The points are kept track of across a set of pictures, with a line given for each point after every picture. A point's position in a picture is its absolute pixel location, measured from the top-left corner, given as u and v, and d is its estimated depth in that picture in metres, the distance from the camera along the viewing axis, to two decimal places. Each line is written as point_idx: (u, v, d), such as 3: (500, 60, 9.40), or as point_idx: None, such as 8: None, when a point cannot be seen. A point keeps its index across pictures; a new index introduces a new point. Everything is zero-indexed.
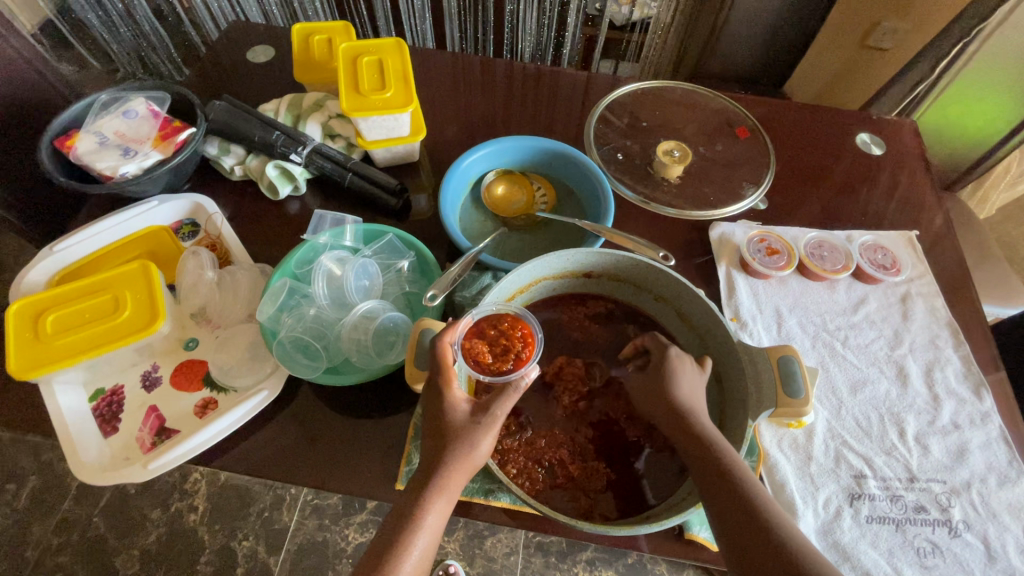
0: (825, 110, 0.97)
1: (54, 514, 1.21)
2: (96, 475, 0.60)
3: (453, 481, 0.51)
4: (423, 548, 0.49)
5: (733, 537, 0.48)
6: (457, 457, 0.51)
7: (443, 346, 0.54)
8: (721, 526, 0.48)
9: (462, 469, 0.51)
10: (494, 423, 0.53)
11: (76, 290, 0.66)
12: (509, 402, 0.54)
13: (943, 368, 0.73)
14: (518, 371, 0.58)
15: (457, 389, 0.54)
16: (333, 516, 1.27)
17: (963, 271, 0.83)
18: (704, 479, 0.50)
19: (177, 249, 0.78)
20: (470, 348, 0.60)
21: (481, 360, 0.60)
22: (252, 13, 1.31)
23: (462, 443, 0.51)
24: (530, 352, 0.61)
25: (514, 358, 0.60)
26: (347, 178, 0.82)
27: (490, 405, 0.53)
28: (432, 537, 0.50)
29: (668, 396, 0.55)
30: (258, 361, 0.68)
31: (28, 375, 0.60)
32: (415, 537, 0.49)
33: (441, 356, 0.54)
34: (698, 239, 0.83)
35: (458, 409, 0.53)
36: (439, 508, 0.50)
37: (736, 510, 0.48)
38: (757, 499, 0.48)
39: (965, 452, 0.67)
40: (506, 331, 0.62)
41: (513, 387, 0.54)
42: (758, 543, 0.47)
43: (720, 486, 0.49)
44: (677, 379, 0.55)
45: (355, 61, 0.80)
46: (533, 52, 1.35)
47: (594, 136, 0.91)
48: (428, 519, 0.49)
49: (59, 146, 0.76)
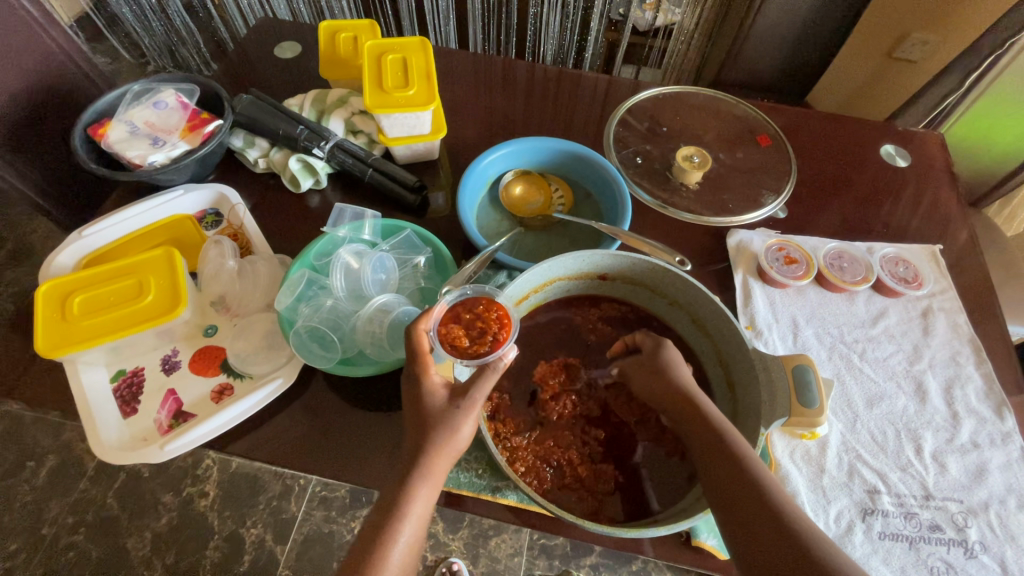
0: (849, 121, 0.96)
1: (70, 493, 1.24)
2: (115, 454, 0.62)
3: (437, 467, 0.52)
4: (410, 537, 0.49)
5: (736, 514, 0.48)
6: (438, 443, 0.52)
7: (416, 333, 0.56)
8: (721, 508, 0.49)
9: (444, 454, 0.52)
10: (473, 406, 0.54)
11: (102, 273, 0.68)
12: (487, 383, 0.54)
13: (964, 386, 0.71)
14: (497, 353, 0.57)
15: (434, 375, 0.55)
16: (340, 508, 1.28)
17: (987, 288, 0.82)
18: (708, 459, 0.51)
19: (200, 237, 0.79)
20: (447, 334, 0.59)
21: (457, 344, 0.59)
22: (280, 11, 1.34)
23: (443, 428, 0.52)
24: (509, 332, 0.60)
25: (491, 340, 0.59)
26: (367, 173, 0.83)
27: (469, 388, 0.54)
28: (419, 525, 0.51)
29: (670, 379, 0.57)
30: (274, 349, 0.69)
31: (55, 354, 0.62)
32: (401, 526, 0.49)
33: (417, 343, 0.56)
34: (715, 246, 0.82)
35: (435, 395, 0.54)
36: (423, 495, 0.51)
37: (734, 494, 0.48)
38: (759, 478, 0.48)
39: (984, 472, 0.65)
40: (484, 315, 0.60)
41: (489, 369, 0.54)
42: (759, 520, 0.47)
43: (729, 472, 0.49)
44: (675, 364, 0.58)
45: (380, 59, 0.81)
46: (555, 55, 1.36)
47: (613, 140, 0.91)
48: (412, 506, 0.50)
49: (92, 134, 0.78)
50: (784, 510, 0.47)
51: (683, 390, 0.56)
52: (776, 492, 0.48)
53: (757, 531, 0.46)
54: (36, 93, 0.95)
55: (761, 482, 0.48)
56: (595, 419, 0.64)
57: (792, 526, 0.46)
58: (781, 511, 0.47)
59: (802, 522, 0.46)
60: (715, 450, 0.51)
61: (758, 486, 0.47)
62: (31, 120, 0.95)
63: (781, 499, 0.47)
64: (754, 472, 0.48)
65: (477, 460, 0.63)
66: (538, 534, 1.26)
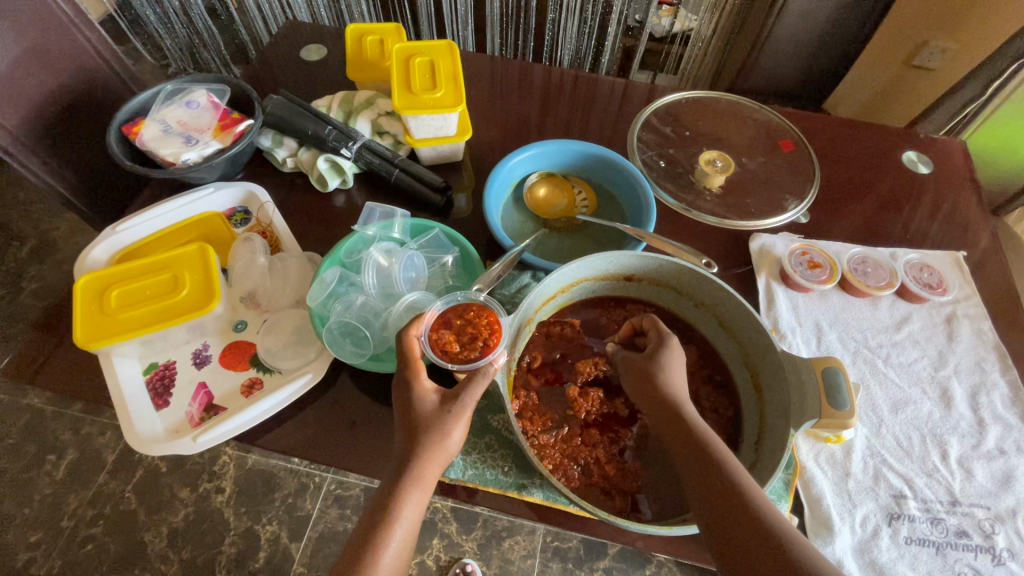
0: (869, 127, 0.97)
1: (89, 487, 1.26)
2: (149, 445, 0.63)
3: (429, 471, 0.52)
4: (400, 540, 0.50)
5: (717, 518, 0.47)
6: (429, 447, 0.52)
7: (407, 339, 0.58)
8: (704, 511, 0.49)
9: (435, 458, 0.53)
10: (463, 411, 0.55)
11: (136, 268, 0.69)
12: (478, 388, 0.55)
13: (990, 393, 0.71)
14: (486, 357, 0.58)
15: (425, 381, 0.56)
16: (354, 506, 1.29)
17: (1011, 294, 0.82)
18: (692, 461, 0.51)
19: (229, 234, 0.81)
20: (440, 339, 0.61)
21: (448, 349, 0.60)
22: (301, 14, 1.36)
23: (434, 432, 0.53)
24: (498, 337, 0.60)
25: (481, 346, 0.60)
26: (394, 173, 0.84)
27: (459, 392, 0.55)
28: (409, 528, 0.51)
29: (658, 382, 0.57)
30: (304, 345, 0.70)
31: (92, 345, 0.64)
32: (391, 530, 0.49)
33: (406, 348, 0.58)
34: (738, 249, 0.83)
35: (427, 399, 0.55)
36: (414, 498, 0.51)
37: (715, 499, 0.48)
38: (742, 482, 0.48)
39: (1011, 478, 0.65)
40: (474, 321, 0.62)
41: (481, 373, 0.54)
42: (743, 527, 0.46)
43: (709, 481, 0.49)
44: (667, 365, 0.58)
45: (408, 62, 0.83)
46: (572, 60, 1.37)
47: (636, 143, 0.92)
48: (404, 510, 0.50)
49: (126, 132, 0.80)
50: (760, 506, 0.47)
51: (668, 394, 0.56)
52: (757, 495, 0.48)
53: (738, 537, 0.46)
54: (70, 93, 0.98)
55: (745, 489, 0.48)
56: (621, 419, 0.64)
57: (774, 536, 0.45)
58: (763, 519, 0.46)
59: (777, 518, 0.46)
60: (697, 454, 0.51)
61: (739, 488, 0.48)
62: (64, 118, 0.97)
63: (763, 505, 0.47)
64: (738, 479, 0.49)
65: (503, 458, 0.64)
66: (551, 536, 1.25)
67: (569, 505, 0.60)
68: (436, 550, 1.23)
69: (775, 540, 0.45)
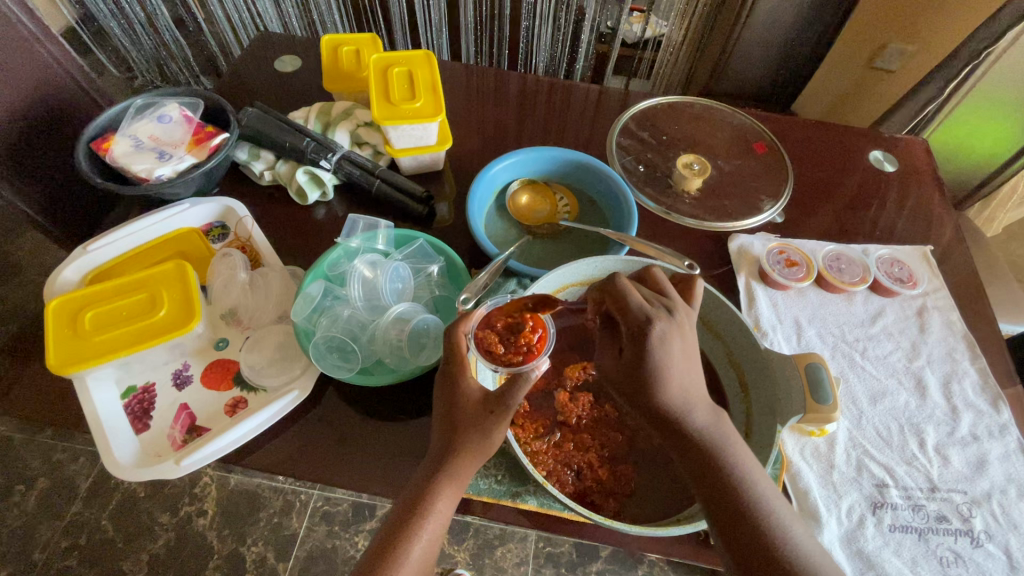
0: (837, 128, 1.00)
1: (62, 516, 1.21)
2: (129, 472, 0.61)
3: (464, 468, 0.52)
4: (431, 534, 0.50)
5: (722, 523, 0.48)
6: (468, 444, 0.52)
7: (457, 335, 0.56)
8: (710, 515, 0.49)
9: (473, 456, 0.52)
10: (507, 414, 0.52)
11: (113, 288, 0.67)
12: (520, 392, 0.52)
13: (961, 380, 0.74)
14: (529, 364, 0.58)
15: (470, 378, 0.55)
16: (343, 522, 1.26)
17: (976, 285, 0.85)
18: (695, 465, 0.50)
19: (208, 250, 0.79)
20: (484, 337, 0.60)
21: (493, 350, 0.60)
22: (272, 25, 1.34)
23: (475, 431, 0.52)
24: (543, 344, 0.61)
25: (525, 350, 0.60)
26: (374, 184, 0.83)
27: (503, 395, 0.53)
28: (442, 523, 0.51)
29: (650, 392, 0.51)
30: (288, 361, 0.69)
31: (66, 370, 0.61)
32: (424, 523, 0.50)
33: (456, 343, 0.56)
34: (717, 250, 0.84)
35: (471, 396, 0.54)
36: (447, 495, 0.51)
37: (718, 505, 0.49)
38: (743, 488, 0.49)
39: (984, 463, 0.68)
40: (525, 322, 0.62)
41: (524, 377, 0.52)
42: (745, 535, 0.47)
43: (710, 489, 0.49)
44: (659, 353, 0.52)
45: (386, 72, 0.82)
46: (546, 67, 1.38)
47: (615, 148, 0.93)
48: (438, 504, 0.51)
49: (95, 149, 0.77)
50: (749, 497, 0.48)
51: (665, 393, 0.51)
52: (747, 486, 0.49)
53: (742, 544, 0.47)
54: (32, 110, 0.94)
55: (747, 494, 0.48)
56: (612, 422, 0.64)
57: (774, 541, 0.47)
58: (763, 524, 0.47)
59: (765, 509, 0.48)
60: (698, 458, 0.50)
61: (740, 494, 0.48)
62: (26, 137, 0.94)
63: (765, 509, 0.48)
64: (740, 487, 0.49)
65: (496, 466, 0.63)
66: (544, 542, 1.25)
67: (564, 511, 0.61)
68: None
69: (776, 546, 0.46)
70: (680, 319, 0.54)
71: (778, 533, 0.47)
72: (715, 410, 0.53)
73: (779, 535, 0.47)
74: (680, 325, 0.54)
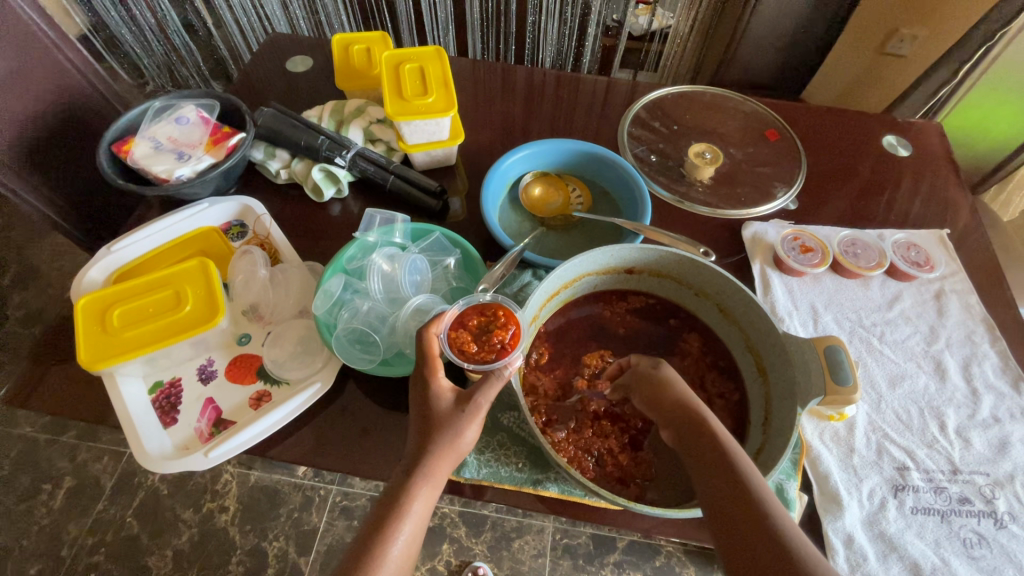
0: (849, 114, 0.99)
1: (88, 514, 1.23)
2: (160, 463, 0.63)
3: (440, 468, 0.53)
4: (409, 535, 0.50)
5: (725, 522, 0.48)
6: (442, 444, 0.53)
7: (428, 337, 0.59)
8: (715, 526, 0.48)
9: (447, 456, 0.53)
10: (478, 411, 0.55)
11: (139, 286, 0.69)
12: (492, 389, 0.56)
13: (981, 363, 0.74)
14: (502, 360, 0.59)
15: (442, 379, 0.57)
16: (362, 517, 1.28)
17: (994, 268, 0.85)
18: (705, 465, 0.51)
19: (227, 248, 0.80)
20: (456, 338, 0.61)
21: (465, 349, 0.61)
22: (280, 27, 1.35)
23: (448, 430, 0.54)
24: (516, 340, 0.61)
25: (497, 348, 0.60)
26: (389, 180, 0.84)
27: (473, 393, 0.56)
28: (420, 523, 0.51)
29: (671, 397, 0.57)
30: (310, 354, 0.70)
31: (97, 366, 0.63)
32: (402, 524, 0.50)
33: (426, 346, 0.58)
34: (731, 238, 0.84)
35: (443, 398, 0.56)
36: (424, 494, 0.52)
37: (722, 509, 0.48)
38: (751, 484, 0.49)
39: (1006, 445, 0.67)
40: (496, 321, 0.62)
41: (496, 374, 0.56)
42: (750, 533, 0.46)
43: (718, 489, 0.50)
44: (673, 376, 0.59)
45: (398, 68, 0.83)
46: (553, 61, 1.38)
47: (627, 139, 0.93)
48: (413, 505, 0.51)
49: (117, 151, 0.79)
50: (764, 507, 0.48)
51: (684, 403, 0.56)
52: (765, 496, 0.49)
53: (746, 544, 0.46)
54: (54, 115, 0.97)
55: (757, 492, 0.48)
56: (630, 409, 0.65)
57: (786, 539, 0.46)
58: (775, 519, 0.47)
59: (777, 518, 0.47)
60: (710, 457, 0.51)
61: (752, 490, 0.48)
62: (48, 141, 0.96)
63: (773, 505, 0.48)
64: (750, 484, 0.49)
65: (517, 455, 0.64)
66: (561, 534, 1.26)
67: (585, 497, 0.61)
68: (446, 555, 1.23)
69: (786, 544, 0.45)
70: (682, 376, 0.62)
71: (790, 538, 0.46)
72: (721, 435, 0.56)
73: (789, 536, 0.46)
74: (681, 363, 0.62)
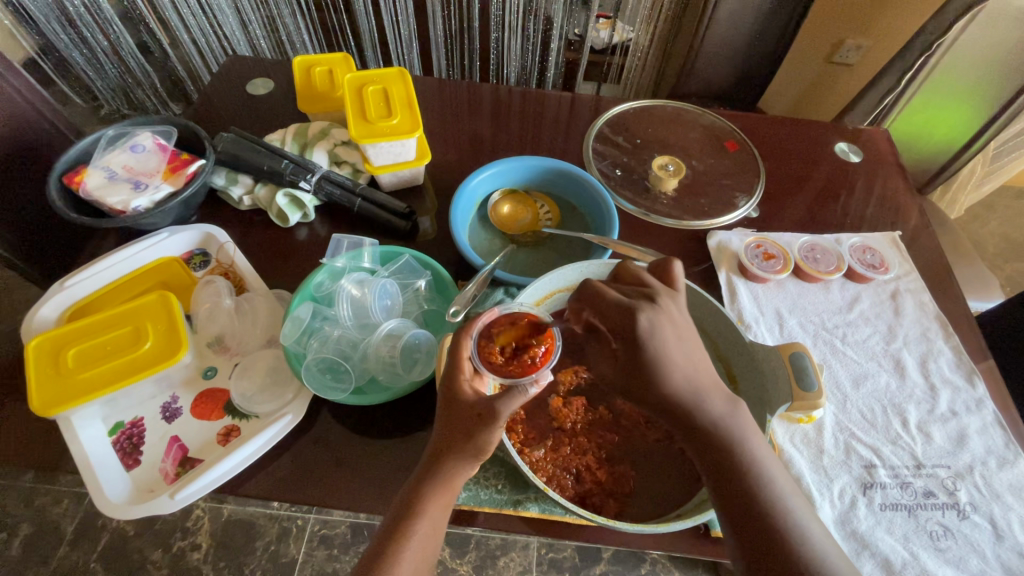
0: (802, 124, 1.03)
1: (48, 562, 1.17)
2: (123, 509, 0.60)
3: (458, 474, 0.53)
4: (422, 537, 0.51)
5: (730, 516, 0.50)
6: (460, 452, 0.52)
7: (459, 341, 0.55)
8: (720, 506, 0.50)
9: (464, 458, 0.53)
10: (498, 421, 0.51)
11: (96, 324, 0.66)
12: (515, 404, 0.51)
13: (937, 359, 0.77)
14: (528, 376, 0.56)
15: (468, 381, 0.54)
16: (342, 545, 1.24)
17: (944, 266, 0.89)
18: (703, 451, 0.51)
19: (190, 279, 0.78)
20: (485, 347, 0.58)
21: (493, 359, 0.58)
22: (240, 47, 1.33)
23: (461, 435, 0.52)
24: (546, 359, 0.59)
25: (526, 364, 0.58)
26: (356, 203, 0.84)
27: (497, 404, 0.51)
28: (433, 527, 0.52)
29: (653, 380, 0.51)
30: (280, 385, 0.68)
31: (50, 411, 0.60)
32: (414, 528, 0.51)
33: (457, 347, 0.55)
34: (697, 248, 0.86)
35: (469, 401, 0.53)
36: (439, 500, 0.52)
37: (723, 492, 0.50)
38: (750, 473, 0.49)
39: (964, 437, 0.70)
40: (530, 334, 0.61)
41: (521, 390, 0.51)
42: (746, 518, 0.49)
43: (719, 474, 0.50)
44: (658, 350, 0.51)
45: (360, 90, 0.83)
46: (518, 76, 1.39)
47: (593, 154, 0.95)
48: (427, 509, 0.51)
49: (68, 182, 0.76)
50: (761, 491, 0.49)
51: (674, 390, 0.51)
52: (759, 476, 0.50)
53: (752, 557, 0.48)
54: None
55: (757, 489, 0.49)
56: (607, 424, 0.66)
57: (787, 536, 0.47)
58: (774, 522, 0.48)
59: (770, 500, 0.49)
60: (711, 457, 0.50)
61: (758, 495, 0.49)
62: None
63: (767, 491, 0.49)
64: (748, 468, 0.50)
65: (496, 477, 0.64)
66: (546, 549, 1.25)
67: (565, 515, 0.61)
68: None
69: (777, 525, 0.48)
70: (667, 307, 0.53)
71: (783, 515, 0.48)
72: (732, 399, 0.53)
73: (795, 532, 0.48)
74: (669, 312, 0.53)
